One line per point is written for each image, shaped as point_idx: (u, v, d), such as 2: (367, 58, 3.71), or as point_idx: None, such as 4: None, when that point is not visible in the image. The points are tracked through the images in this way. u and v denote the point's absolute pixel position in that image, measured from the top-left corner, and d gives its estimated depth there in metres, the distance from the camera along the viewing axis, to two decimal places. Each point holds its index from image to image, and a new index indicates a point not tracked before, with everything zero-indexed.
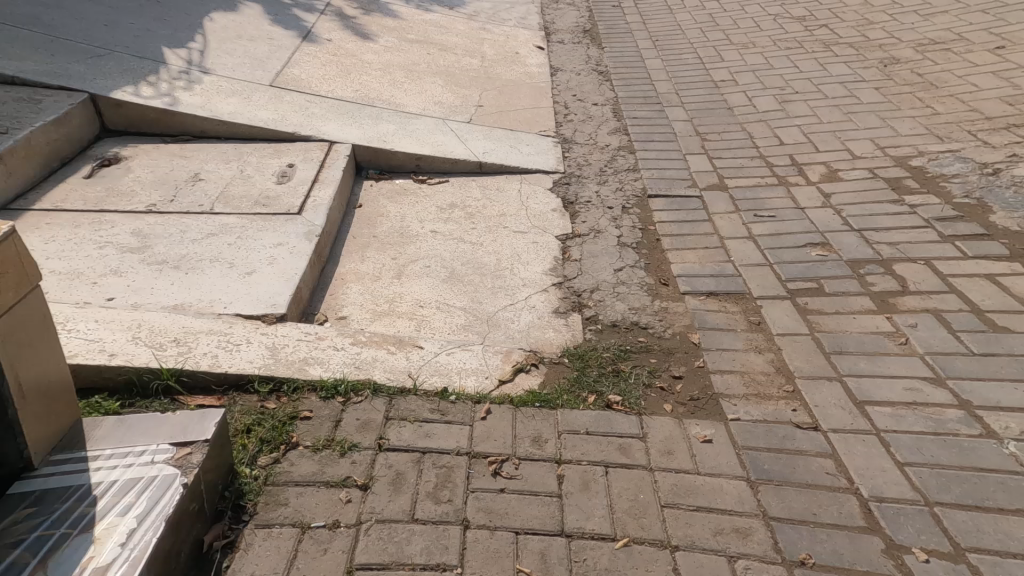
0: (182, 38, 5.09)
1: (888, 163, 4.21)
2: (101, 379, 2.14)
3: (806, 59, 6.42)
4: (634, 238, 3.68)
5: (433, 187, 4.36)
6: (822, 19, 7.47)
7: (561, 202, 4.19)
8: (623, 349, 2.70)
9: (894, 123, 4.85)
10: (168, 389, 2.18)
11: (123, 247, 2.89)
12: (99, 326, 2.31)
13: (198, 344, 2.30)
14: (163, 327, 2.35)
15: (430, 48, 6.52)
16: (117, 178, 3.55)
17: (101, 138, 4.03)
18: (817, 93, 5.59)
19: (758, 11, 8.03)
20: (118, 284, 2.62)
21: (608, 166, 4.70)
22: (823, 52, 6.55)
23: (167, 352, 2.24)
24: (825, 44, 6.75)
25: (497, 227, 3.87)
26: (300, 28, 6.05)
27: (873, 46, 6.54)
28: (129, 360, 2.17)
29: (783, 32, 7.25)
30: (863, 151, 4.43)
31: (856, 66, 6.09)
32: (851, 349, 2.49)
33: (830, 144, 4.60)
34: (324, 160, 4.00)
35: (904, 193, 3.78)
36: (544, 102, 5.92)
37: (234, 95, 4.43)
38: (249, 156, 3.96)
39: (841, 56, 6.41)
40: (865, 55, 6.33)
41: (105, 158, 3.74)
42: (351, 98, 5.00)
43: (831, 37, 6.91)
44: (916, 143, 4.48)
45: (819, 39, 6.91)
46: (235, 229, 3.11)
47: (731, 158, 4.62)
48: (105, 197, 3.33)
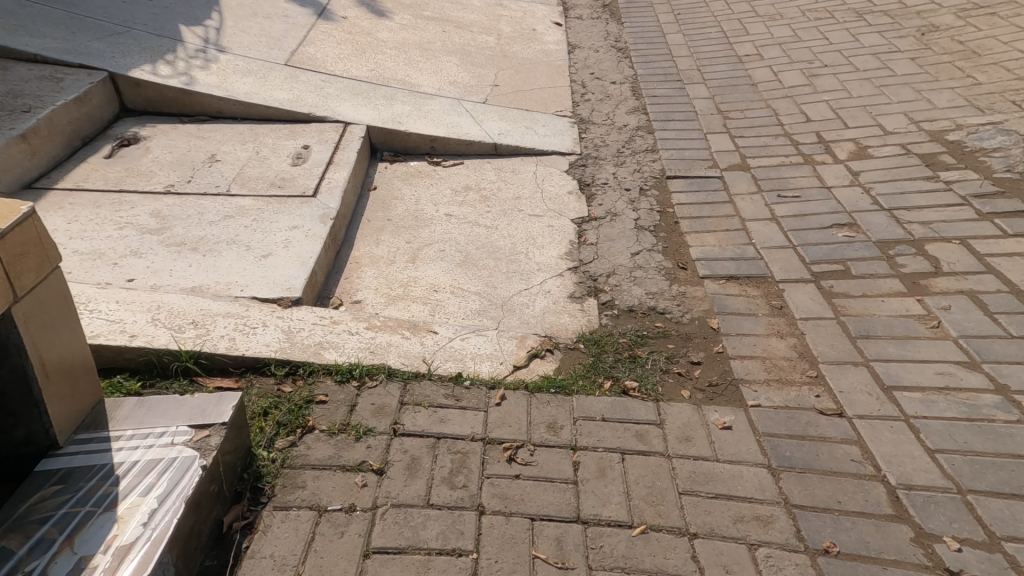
0: (198, 16, 5.07)
1: (922, 138, 4.01)
2: (122, 360, 2.18)
3: (837, 29, 6.12)
4: (652, 221, 3.59)
5: (448, 169, 4.31)
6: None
7: (577, 184, 4.11)
8: (640, 335, 2.66)
9: (930, 95, 4.61)
10: (186, 371, 2.21)
11: (143, 228, 2.93)
12: (120, 307, 2.35)
13: (215, 327, 2.31)
14: (182, 309, 2.37)
15: (446, 26, 6.39)
16: (136, 158, 3.58)
17: (121, 118, 4.05)
18: (847, 66, 5.34)
19: None
20: (139, 265, 2.66)
21: (626, 146, 4.59)
22: (856, 22, 6.23)
23: (186, 333, 2.26)
24: (858, 13, 6.43)
25: (512, 210, 3.82)
26: (315, 5, 5.98)
27: (910, 14, 6.19)
28: (148, 342, 2.19)
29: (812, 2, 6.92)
30: (895, 126, 4.22)
31: (890, 36, 5.78)
32: (879, 332, 2.39)
33: (860, 120, 4.40)
34: (338, 142, 3.98)
35: (940, 169, 3.60)
36: (561, 80, 5.79)
37: (249, 75, 4.41)
38: (265, 137, 3.96)
39: (874, 25, 6.09)
40: (900, 23, 6.01)
41: (124, 138, 3.77)
42: (366, 77, 4.94)
43: (864, 6, 6.56)
44: (954, 116, 4.25)
45: (851, 8, 6.57)
46: (251, 211, 3.12)
47: (754, 136, 4.46)
48: (125, 178, 3.36)
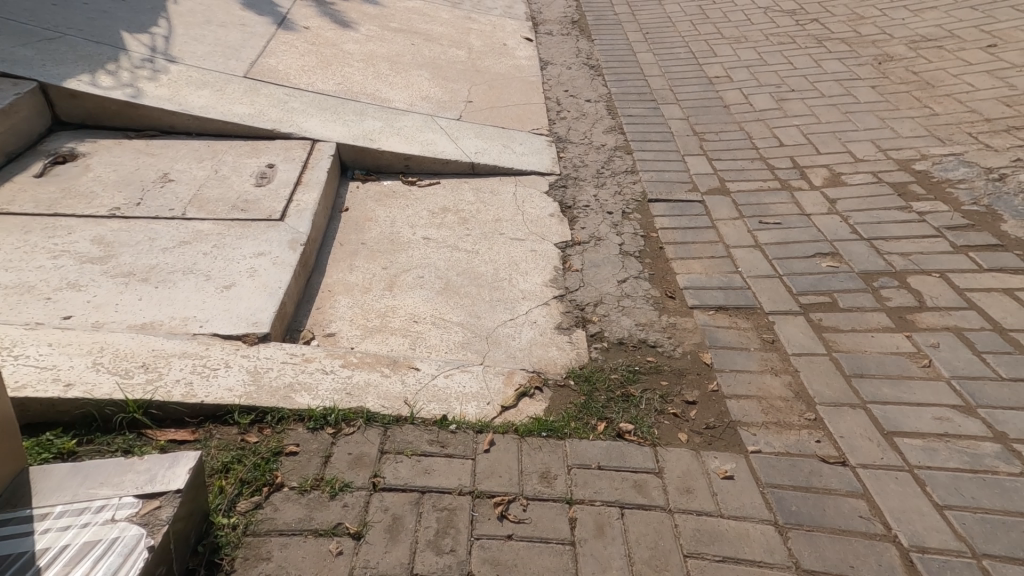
0: (144, 21, 4.76)
1: (891, 167, 4.10)
2: (55, 413, 1.90)
3: (800, 55, 6.30)
4: (637, 246, 3.52)
5: (424, 189, 4.16)
6: (812, 13, 7.35)
7: (558, 207, 4.01)
8: (632, 371, 2.57)
9: (893, 123, 4.76)
10: (133, 423, 1.95)
11: (83, 256, 2.64)
12: (53, 351, 2.06)
13: (169, 370, 2.06)
14: (130, 352, 2.10)
15: (414, 38, 6.25)
16: (74, 177, 3.27)
17: (55, 132, 3.74)
18: (814, 92, 5.48)
19: (748, 4, 7.88)
20: (77, 300, 2.38)
21: (605, 167, 4.53)
22: (817, 48, 6.43)
23: (134, 379, 2.00)
24: (818, 39, 6.64)
25: (493, 234, 3.70)
26: (274, 14, 5.73)
27: (867, 42, 6.43)
28: (88, 391, 1.92)
29: (774, 26, 7.13)
30: (865, 154, 4.31)
31: (850, 63, 5.98)
32: (873, 371, 2.36)
33: (831, 146, 4.48)
34: (307, 160, 3.78)
35: (912, 199, 3.66)
36: (536, 97, 5.72)
37: (205, 87, 4.15)
38: (224, 155, 3.70)
39: (834, 52, 6.30)
40: (858, 51, 6.24)
41: (59, 155, 3.45)
42: (333, 91, 4.74)
43: (823, 32, 6.79)
44: (918, 145, 4.38)
45: (811, 34, 6.79)
46: (210, 237, 2.88)
47: (731, 160, 4.48)
48: (60, 200, 3.04)
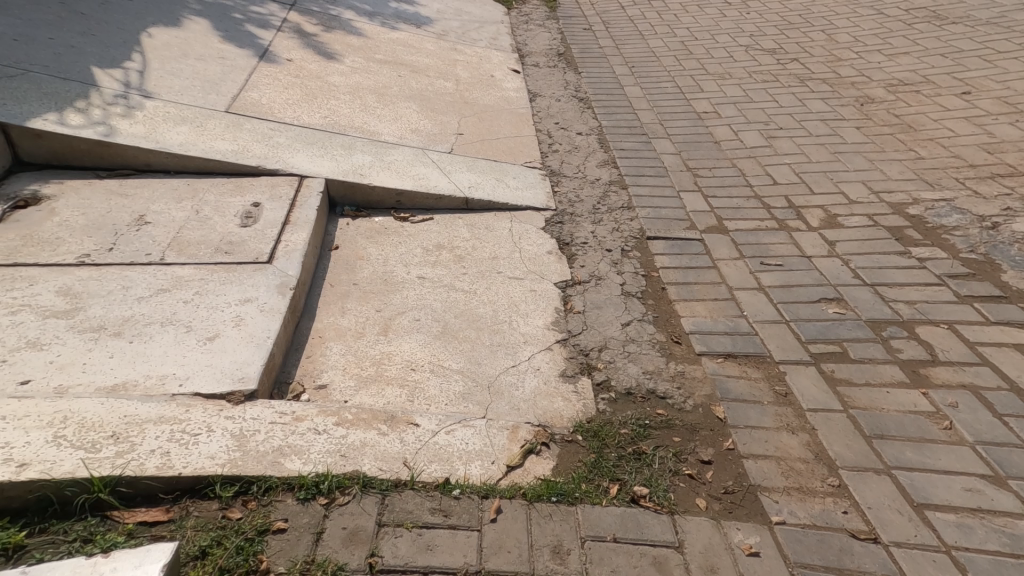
0: (116, 56, 4.68)
1: (885, 210, 4.12)
2: (5, 498, 1.70)
3: (784, 93, 6.44)
4: (639, 287, 3.44)
5: (416, 225, 4.11)
6: (792, 53, 7.57)
7: (556, 243, 3.93)
8: (642, 425, 2.45)
9: (881, 165, 4.83)
10: (98, 504, 1.75)
11: (46, 310, 2.49)
12: (7, 426, 1.85)
13: (143, 440, 1.87)
14: (99, 422, 1.90)
15: (400, 70, 6.24)
16: (37, 222, 3.22)
17: (15, 171, 3.71)
18: (800, 130, 5.57)
19: (730, 42, 8.09)
20: (38, 360, 2.19)
21: (600, 203, 4.48)
22: (800, 87, 6.58)
23: (102, 453, 1.80)
24: (800, 79, 6.81)
25: (490, 272, 3.60)
26: (255, 46, 5.68)
27: (847, 83, 6.61)
28: (46, 471, 1.72)
29: (756, 64, 7.30)
30: (858, 196, 4.34)
31: (833, 104, 6.13)
32: (894, 433, 2.29)
33: (823, 186, 4.51)
34: (295, 198, 3.78)
35: (909, 244, 3.67)
36: (526, 129, 5.71)
37: (184, 123, 4.12)
38: (206, 193, 3.71)
39: (817, 92, 6.45)
40: (840, 92, 6.40)
41: (20, 199, 3.42)
42: (320, 125, 4.70)
43: (804, 72, 6.97)
44: (909, 189, 4.44)
45: (792, 73, 6.97)
46: (191, 283, 2.80)
47: (726, 197, 4.47)
48: (20, 247, 2.96)
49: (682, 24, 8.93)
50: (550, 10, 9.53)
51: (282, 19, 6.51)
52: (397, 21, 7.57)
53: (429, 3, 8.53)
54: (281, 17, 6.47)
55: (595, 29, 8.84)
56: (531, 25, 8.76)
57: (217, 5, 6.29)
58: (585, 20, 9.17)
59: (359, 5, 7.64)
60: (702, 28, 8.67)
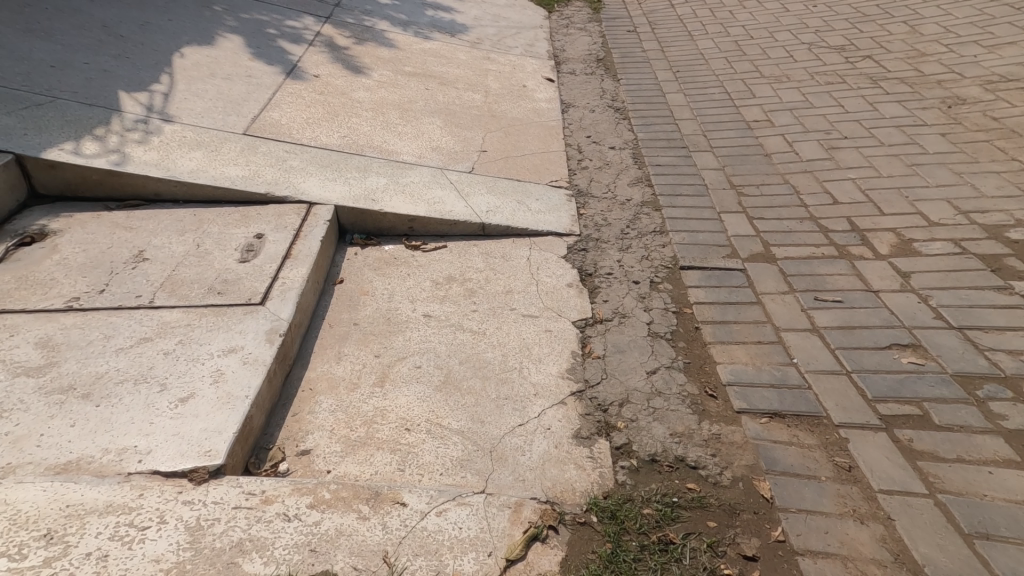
0: (144, 78, 4.57)
1: (979, 234, 3.53)
2: None
3: (851, 97, 5.88)
4: (667, 326, 3.09)
5: (428, 254, 3.84)
6: (865, 49, 6.97)
7: (578, 274, 3.63)
8: (669, 503, 2.11)
9: (972, 178, 4.22)
10: None
11: (18, 367, 2.33)
12: None
13: (81, 541, 1.68)
14: (36, 517, 1.73)
15: (429, 82, 6.06)
16: (36, 262, 3.03)
17: (29, 206, 3.54)
18: (870, 139, 5.02)
19: (790, 39, 7.55)
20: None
21: (631, 227, 4.17)
22: (872, 89, 6.00)
23: (29, 560, 1.62)
24: (872, 79, 6.22)
25: (502, 309, 3.33)
26: (284, 63, 5.59)
27: (931, 83, 5.98)
28: None
29: (821, 64, 6.75)
30: (941, 216, 3.77)
31: (912, 107, 5.53)
32: (999, 532, 1.90)
33: (896, 206, 3.96)
34: (300, 227, 3.51)
35: (1012, 277, 3.10)
36: (555, 144, 5.41)
37: (199, 148, 3.91)
38: (210, 224, 3.41)
39: (893, 93, 5.86)
40: (922, 93, 5.78)
41: (27, 235, 3.23)
42: (338, 146, 4.53)
43: (878, 71, 6.37)
44: (1008, 208, 3.81)
45: (863, 73, 6.38)
46: (177, 330, 2.61)
47: (775, 220, 4.10)
48: (15, 291, 2.81)
49: (737, 21, 8.46)
50: (594, 12, 9.22)
51: (315, 33, 6.43)
52: (431, 30, 7.43)
53: (466, 10, 8.37)
54: (314, 31, 6.39)
55: (639, 30, 8.49)
56: (571, 29, 8.47)
57: (252, 20, 6.22)
58: (630, 22, 8.82)
59: (394, 15, 7.53)
60: (759, 26, 8.17)
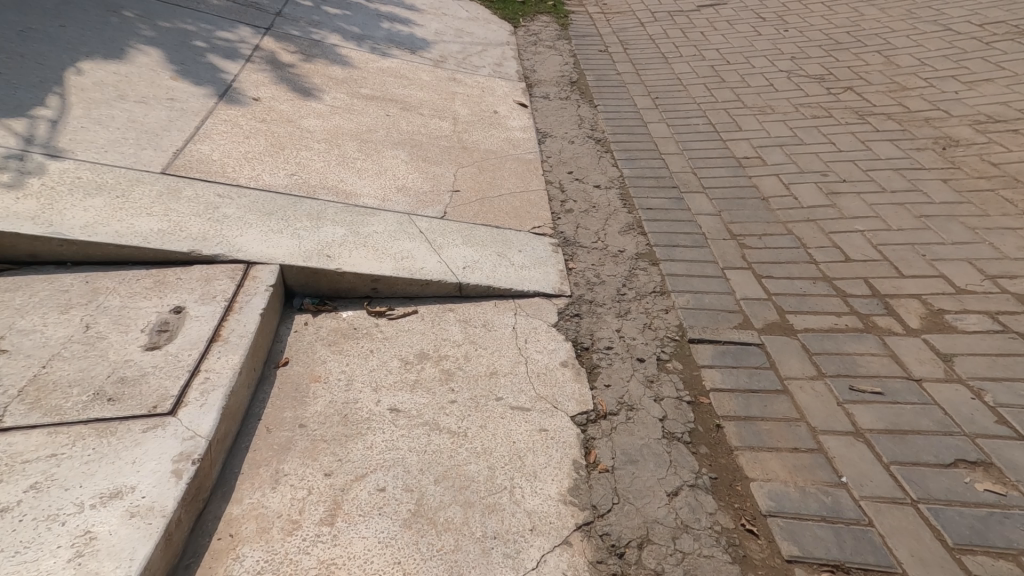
0: (27, 101, 3.89)
1: (1015, 307, 3.23)
2: None
3: (841, 133, 5.63)
4: (684, 425, 2.73)
5: (396, 323, 3.22)
6: (845, 80, 6.81)
7: (572, 348, 3.18)
8: None
9: (988, 235, 3.93)
10: None
11: None
12: None
13: None
14: None
15: (388, 107, 5.49)
16: None
17: None
18: (870, 184, 4.71)
19: (769, 66, 7.34)
20: None
21: (627, 285, 3.73)
22: (860, 125, 5.78)
23: None
24: (859, 114, 6.01)
25: (485, 399, 2.77)
26: (216, 82, 4.93)
27: (919, 120, 5.82)
28: None
29: (803, 94, 6.53)
30: (967, 281, 3.45)
31: (906, 147, 5.31)
32: None
33: (917, 267, 3.61)
34: (234, 297, 2.83)
35: None
36: (534, 181, 4.91)
37: (99, 193, 3.25)
38: (109, 296, 2.67)
39: (883, 130, 5.65)
40: (913, 131, 5.59)
41: None
42: (286, 188, 3.89)
43: (864, 105, 6.18)
44: None
45: (849, 106, 6.18)
46: (32, 466, 1.89)
47: (785, 278, 3.70)
48: None
49: (710, 44, 8.25)
50: (562, 29, 8.89)
51: (254, 47, 5.78)
52: (389, 46, 6.87)
53: (429, 23, 7.86)
54: (254, 46, 5.74)
55: (612, 51, 8.16)
56: (542, 48, 8.07)
57: (175, 30, 5.52)
58: (601, 41, 8.52)
59: (348, 29, 6.94)
60: (735, 50, 7.95)
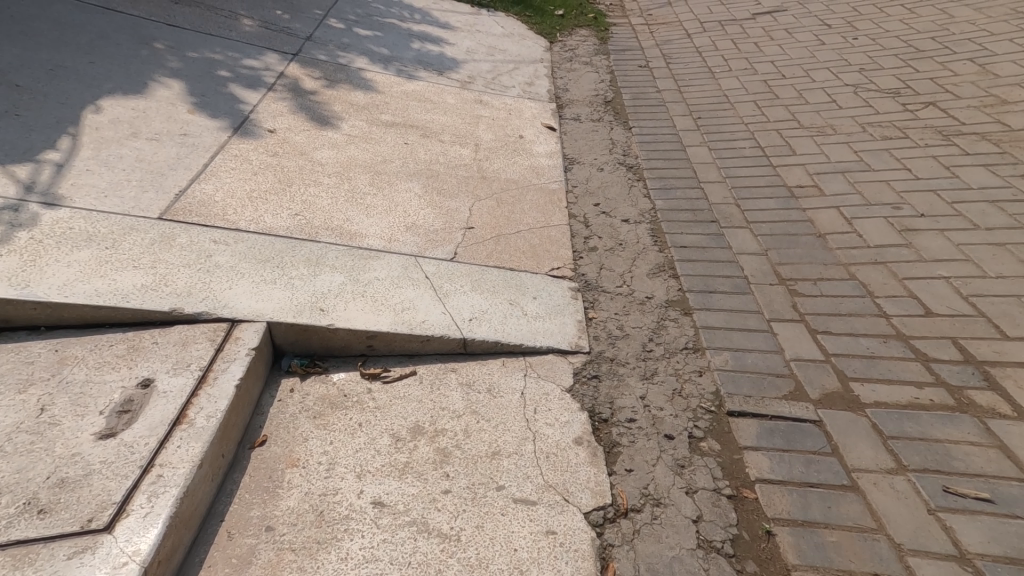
0: (36, 143, 3.79)
1: None
2: None
3: (919, 157, 4.99)
4: (724, 531, 2.27)
5: (390, 387, 2.87)
6: (926, 94, 6.13)
7: (589, 420, 2.74)
8: None
9: None
10: None
11: None
12: None
13: None
14: None
15: (409, 134, 5.23)
16: None
17: None
18: (958, 218, 4.09)
19: (832, 79, 6.72)
20: None
21: (655, 340, 3.27)
22: (944, 146, 5.13)
23: None
24: (943, 133, 5.35)
25: (484, 490, 2.38)
26: (232, 114, 4.78)
27: (1022, 141, 5.11)
28: None
29: (874, 111, 5.90)
30: None
31: (1006, 173, 4.64)
32: None
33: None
34: (211, 366, 2.54)
35: None
36: (557, 214, 4.51)
37: (88, 244, 3.06)
38: (74, 370, 2.46)
39: (974, 153, 4.99)
40: (1014, 155, 4.91)
41: None
42: (286, 231, 3.63)
43: (950, 124, 5.51)
44: None
45: (930, 125, 5.52)
46: None
47: (847, 334, 3.17)
48: None
49: (764, 55, 7.68)
50: (599, 43, 8.50)
51: (277, 74, 5.65)
52: (415, 67, 6.65)
53: (459, 42, 7.63)
54: (276, 74, 5.61)
55: (653, 65, 7.71)
56: (575, 64, 7.71)
57: (201, 59, 5.45)
58: (642, 54, 8.08)
59: (375, 51, 6.77)
60: (792, 62, 7.36)
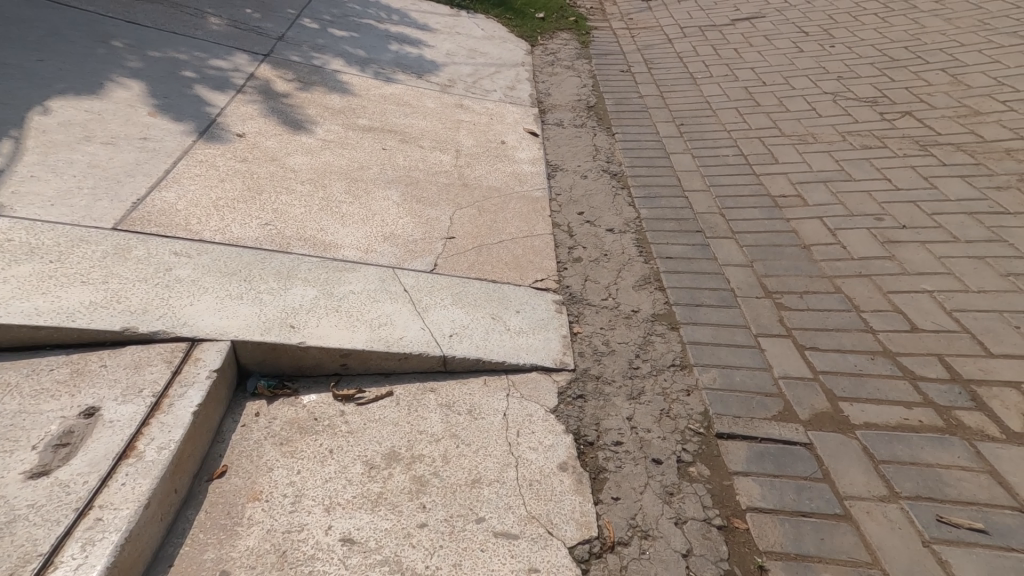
0: None
1: None
2: None
3: (899, 167, 5.00)
4: (715, 565, 2.16)
5: (364, 409, 2.70)
6: (903, 103, 6.18)
7: (574, 444, 2.61)
8: None
9: None
10: None
11: None
12: None
13: None
14: None
15: (386, 139, 5.06)
16: None
17: None
18: (938, 230, 4.08)
19: (811, 87, 6.75)
20: None
21: (642, 356, 3.15)
22: (922, 156, 5.15)
23: None
24: (920, 143, 5.38)
25: (462, 523, 2.22)
26: (198, 117, 4.56)
27: (996, 152, 5.16)
28: None
29: (853, 120, 5.92)
30: None
31: (983, 185, 4.67)
32: None
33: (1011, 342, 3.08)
34: (165, 391, 2.35)
35: None
36: (540, 223, 4.38)
37: (31, 258, 2.83)
38: (9, 400, 2.26)
39: (952, 163, 5.02)
40: (989, 165, 4.95)
41: None
42: (254, 241, 3.43)
43: (927, 134, 5.54)
44: None
45: (908, 135, 5.55)
46: None
47: (835, 350, 3.10)
48: None
49: (744, 62, 7.68)
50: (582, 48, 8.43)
51: (248, 75, 5.43)
52: (394, 70, 6.48)
53: (439, 44, 7.48)
54: (246, 75, 5.38)
55: (636, 71, 7.65)
56: (558, 68, 7.62)
57: (166, 59, 5.21)
58: (624, 60, 8.03)
59: (353, 52, 6.58)
60: (772, 69, 7.37)
